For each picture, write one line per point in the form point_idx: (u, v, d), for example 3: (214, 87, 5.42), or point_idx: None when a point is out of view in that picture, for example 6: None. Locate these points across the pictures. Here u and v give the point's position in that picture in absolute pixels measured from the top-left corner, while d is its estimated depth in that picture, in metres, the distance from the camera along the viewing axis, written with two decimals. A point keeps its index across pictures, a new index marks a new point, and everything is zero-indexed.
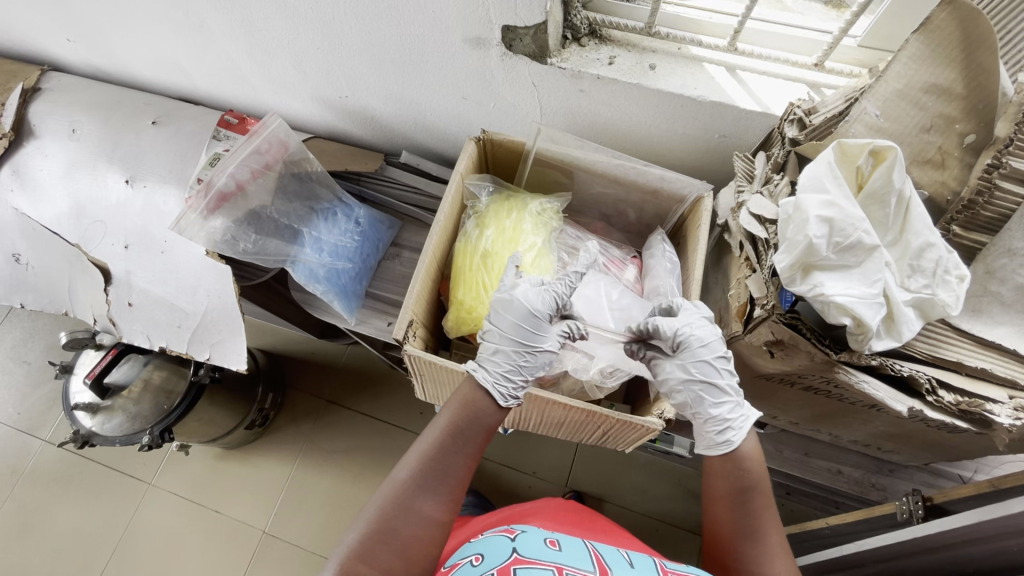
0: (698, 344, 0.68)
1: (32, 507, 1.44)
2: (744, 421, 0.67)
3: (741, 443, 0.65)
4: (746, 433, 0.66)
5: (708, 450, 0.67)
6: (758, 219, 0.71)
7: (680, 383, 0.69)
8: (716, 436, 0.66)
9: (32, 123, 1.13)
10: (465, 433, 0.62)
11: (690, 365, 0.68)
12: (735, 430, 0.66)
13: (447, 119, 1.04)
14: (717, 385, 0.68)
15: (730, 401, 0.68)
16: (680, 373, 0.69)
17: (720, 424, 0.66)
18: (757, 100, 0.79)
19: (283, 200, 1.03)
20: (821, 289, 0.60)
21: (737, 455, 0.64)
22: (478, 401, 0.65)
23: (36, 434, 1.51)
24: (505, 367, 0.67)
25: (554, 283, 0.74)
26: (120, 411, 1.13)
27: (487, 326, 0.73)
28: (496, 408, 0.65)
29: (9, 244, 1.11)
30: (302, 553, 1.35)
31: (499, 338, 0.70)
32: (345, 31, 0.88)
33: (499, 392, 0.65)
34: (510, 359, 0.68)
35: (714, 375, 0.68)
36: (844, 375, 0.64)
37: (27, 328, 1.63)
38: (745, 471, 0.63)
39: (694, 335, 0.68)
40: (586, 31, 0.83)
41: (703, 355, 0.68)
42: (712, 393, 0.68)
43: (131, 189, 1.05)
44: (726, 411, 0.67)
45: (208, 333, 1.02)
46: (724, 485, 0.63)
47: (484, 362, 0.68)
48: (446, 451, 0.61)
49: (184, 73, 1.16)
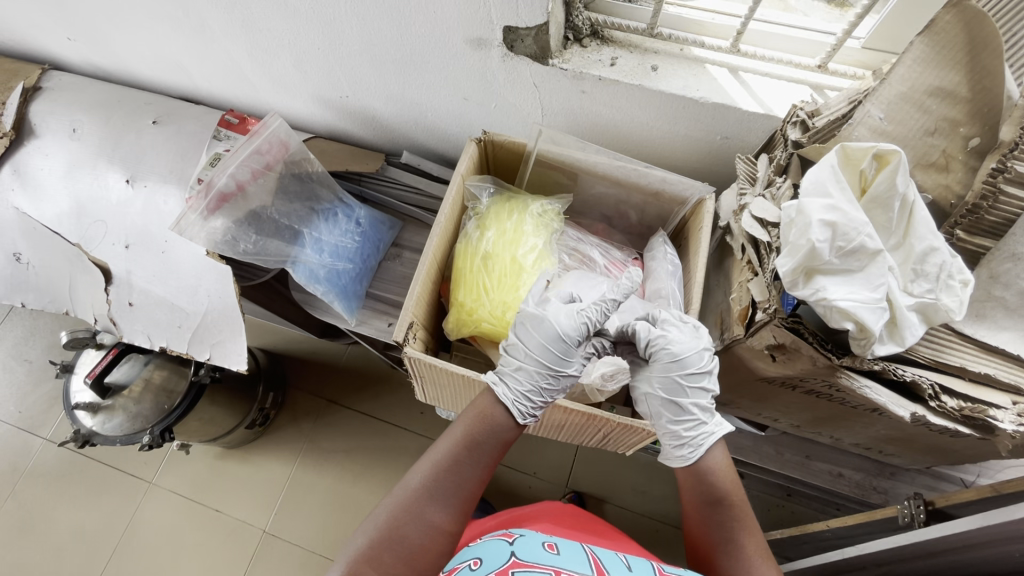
0: (668, 359, 0.67)
1: (33, 505, 1.44)
2: (706, 439, 0.65)
3: (699, 459, 0.65)
4: (707, 451, 0.65)
5: (664, 460, 0.67)
6: (760, 222, 0.70)
7: (645, 394, 0.69)
8: (672, 450, 0.66)
9: (33, 122, 1.13)
10: (480, 446, 0.62)
11: (654, 380, 0.68)
12: (691, 447, 0.65)
13: (448, 120, 1.04)
14: (679, 403, 0.67)
15: (691, 419, 0.67)
16: (647, 385, 0.69)
17: (677, 439, 0.66)
18: (759, 102, 0.78)
19: (284, 201, 1.03)
20: (824, 293, 0.60)
21: (697, 468, 0.64)
22: (497, 416, 0.64)
23: (37, 433, 1.51)
24: (527, 389, 0.66)
25: (592, 305, 0.69)
26: (121, 410, 1.13)
27: (512, 338, 0.71)
28: (514, 426, 0.65)
29: (10, 243, 1.10)
30: (301, 552, 1.35)
31: (523, 355, 0.69)
32: (345, 31, 0.88)
33: (519, 413, 0.65)
34: (533, 379, 0.67)
35: (678, 392, 0.68)
36: (846, 380, 0.64)
37: (28, 327, 1.63)
38: (711, 482, 0.63)
39: (666, 349, 0.67)
40: (588, 32, 0.83)
41: (671, 370, 0.67)
42: (675, 408, 0.67)
43: (132, 189, 1.04)
44: (685, 428, 0.66)
45: (208, 333, 1.02)
46: (693, 496, 0.64)
47: (508, 378, 0.67)
48: (462, 463, 0.61)
49: (185, 72, 1.16)
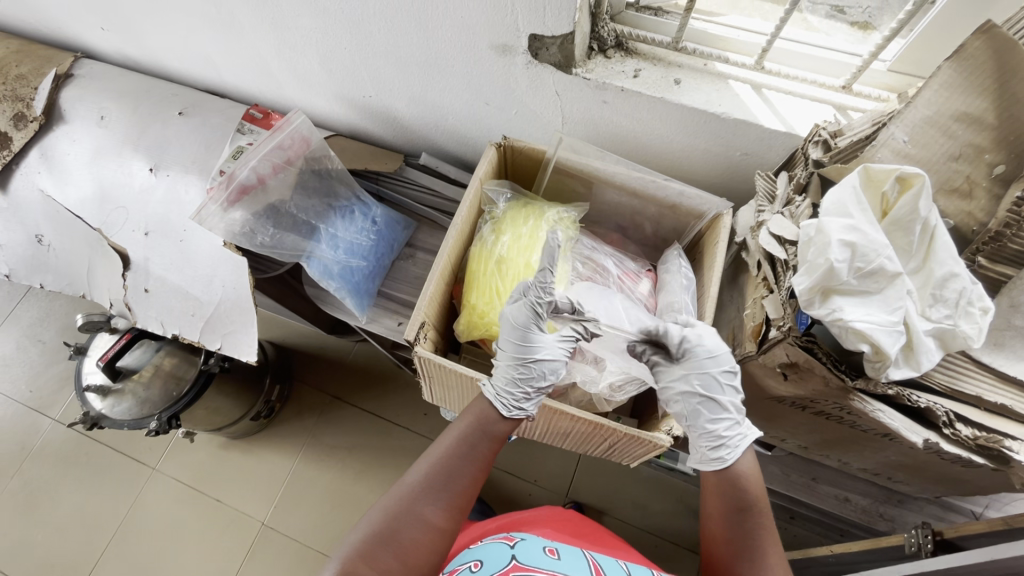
0: (705, 355, 0.68)
1: (38, 484, 1.46)
2: (741, 440, 0.67)
3: (734, 462, 0.65)
4: (742, 453, 0.66)
5: (700, 464, 0.67)
6: (778, 240, 0.70)
7: (680, 394, 0.70)
8: (709, 452, 0.67)
9: (63, 108, 1.16)
10: (472, 443, 0.65)
11: (693, 377, 0.69)
12: (728, 449, 0.66)
13: (468, 124, 1.05)
14: (717, 401, 0.68)
15: (728, 419, 0.68)
16: (684, 384, 0.70)
17: (713, 440, 0.67)
18: (781, 120, 0.78)
19: (303, 196, 1.04)
20: (840, 313, 0.60)
21: (728, 472, 0.65)
22: (487, 414, 0.67)
23: (46, 413, 1.53)
24: (505, 381, 0.69)
25: (528, 287, 0.73)
26: (130, 395, 1.14)
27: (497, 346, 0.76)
28: (502, 420, 0.67)
29: (34, 225, 1.13)
30: (298, 546, 1.36)
31: (502, 355, 0.72)
32: (373, 32, 0.89)
33: (502, 404, 0.67)
34: (508, 372, 0.69)
35: (717, 391, 0.69)
36: (859, 403, 0.63)
37: (44, 308, 1.66)
38: (741, 489, 0.63)
39: (702, 345, 0.69)
40: (613, 43, 0.83)
41: (708, 366, 0.68)
42: (711, 407, 0.68)
43: (155, 177, 1.07)
44: (723, 428, 0.67)
45: (220, 323, 1.02)
46: (721, 502, 0.64)
47: (492, 379, 0.70)
48: (454, 458, 0.63)
49: (212, 65, 1.18)
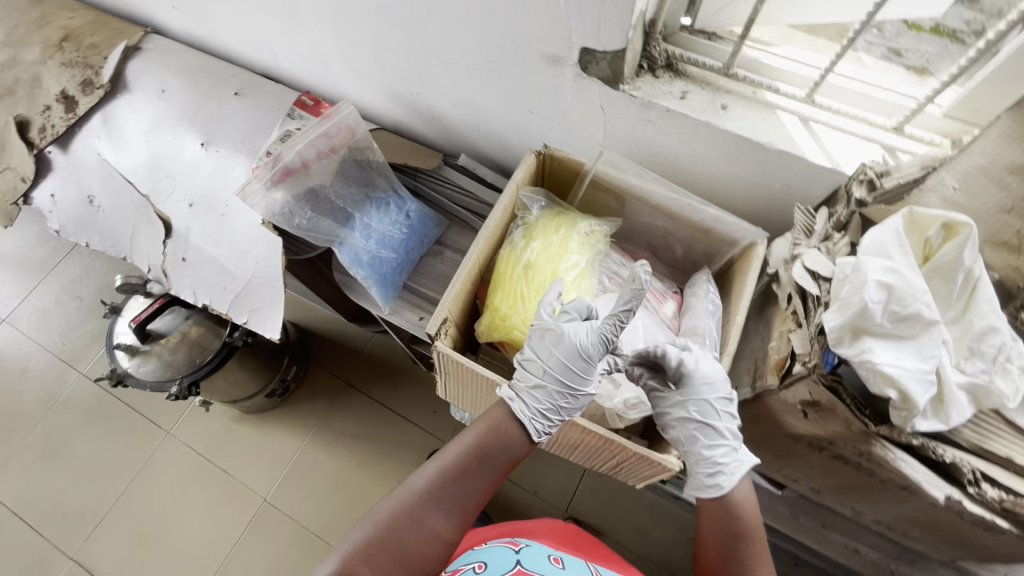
0: (701, 380, 0.68)
1: (59, 433, 1.52)
2: (738, 467, 0.66)
3: (731, 489, 0.65)
4: (738, 481, 0.65)
5: (696, 491, 0.67)
6: (812, 275, 0.70)
7: (677, 419, 0.70)
8: (705, 479, 0.66)
9: (129, 78, 1.22)
10: (490, 461, 0.64)
11: (689, 403, 0.68)
12: (726, 476, 0.65)
13: (509, 129, 1.06)
14: (713, 427, 0.68)
15: (724, 445, 0.67)
16: (679, 409, 0.69)
17: (710, 466, 0.66)
18: (827, 155, 0.77)
19: (342, 183, 1.07)
20: (870, 354, 0.58)
21: (727, 500, 0.64)
22: (514, 437, 0.66)
23: (75, 366, 1.59)
24: (546, 408, 0.68)
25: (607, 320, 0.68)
26: (156, 357, 1.18)
27: (529, 355, 0.71)
28: (528, 443, 0.67)
29: (88, 186, 1.19)
30: (296, 526, 1.38)
31: (542, 372, 0.69)
32: (429, 33, 0.92)
33: (536, 431, 0.67)
34: (552, 398, 0.68)
35: (712, 416, 0.68)
36: (881, 450, 0.62)
37: (85, 266, 1.73)
38: (736, 515, 0.63)
39: (699, 370, 0.68)
40: (663, 63, 0.83)
41: (703, 392, 0.68)
42: (708, 433, 0.68)
43: (205, 152, 1.11)
44: (719, 454, 0.67)
45: (250, 298, 1.05)
46: (715, 530, 0.63)
47: (527, 397, 0.68)
48: (472, 473, 0.62)
49: (271, 51, 1.23)
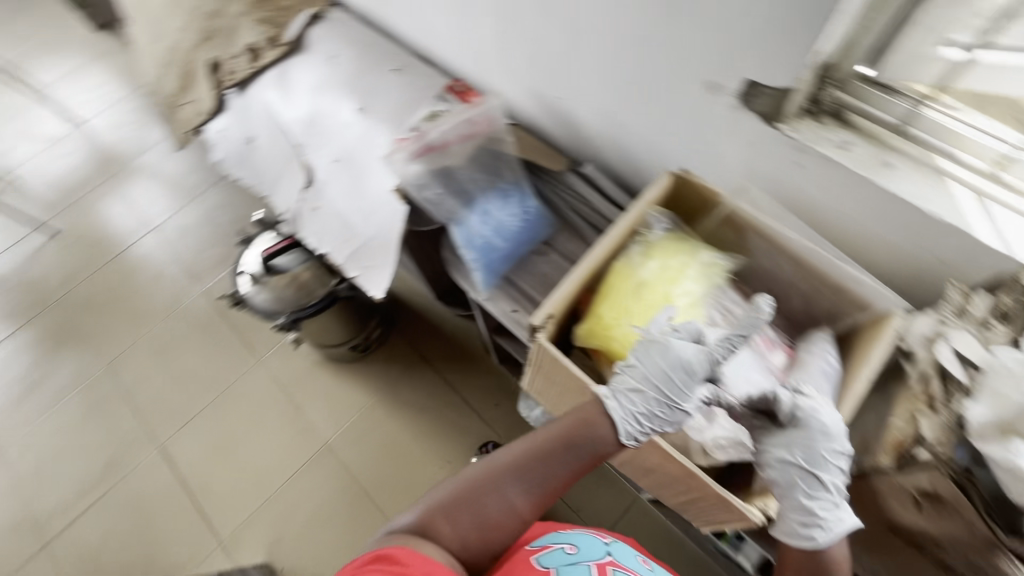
0: (817, 428, 0.65)
1: (172, 337, 1.71)
2: (836, 524, 0.63)
3: (826, 544, 0.62)
4: (835, 538, 0.63)
5: (787, 537, 0.65)
6: (960, 359, 0.70)
7: (779, 461, 0.66)
8: (799, 527, 0.64)
9: (308, 42, 1.36)
10: (575, 450, 0.66)
11: (798, 448, 0.65)
12: (822, 530, 0.63)
13: (644, 147, 1.07)
14: (819, 478, 0.64)
15: (828, 499, 0.64)
16: (784, 452, 0.65)
17: (807, 517, 0.64)
18: (1000, 236, 0.71)
19: (473, 168, 1.13)
20: (1013, 457, 0.58)
21: (818, 554, 0.63)
22: (604, 436, 0.67)
23: (198, 282, 1.79)
24: (639, 412, 0.67)
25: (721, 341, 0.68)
26: (269, 289, 1.28)
27: (632, 359, 0.71)
28: (607, 442, 0.67)
29: (253, 128, 1.35)
30: (348, 476, 1.46)
31: (642, 377, 0.69)
32: (593, 42, 0.95)
33: (625, 432, 0.67)
34: (648, 405, 0.67)
35: (820, 467, 0.64)
36: (1007, 565, 0.58)
37: (225, 198, 1.95)
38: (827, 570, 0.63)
39: (816, 418, 0.65)
40: (829, 109, 0.80)
41: (818, 441, 0.64)
42: (811, 482, 0.64)
43: (357, 116, 1.21)
44: (820, 507, 0.64)
45: (364, 256, 1.15)
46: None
47: (624, 399, 0.68)
48: (555, 458, 0.65)
49: (432, 37, 1.32)
